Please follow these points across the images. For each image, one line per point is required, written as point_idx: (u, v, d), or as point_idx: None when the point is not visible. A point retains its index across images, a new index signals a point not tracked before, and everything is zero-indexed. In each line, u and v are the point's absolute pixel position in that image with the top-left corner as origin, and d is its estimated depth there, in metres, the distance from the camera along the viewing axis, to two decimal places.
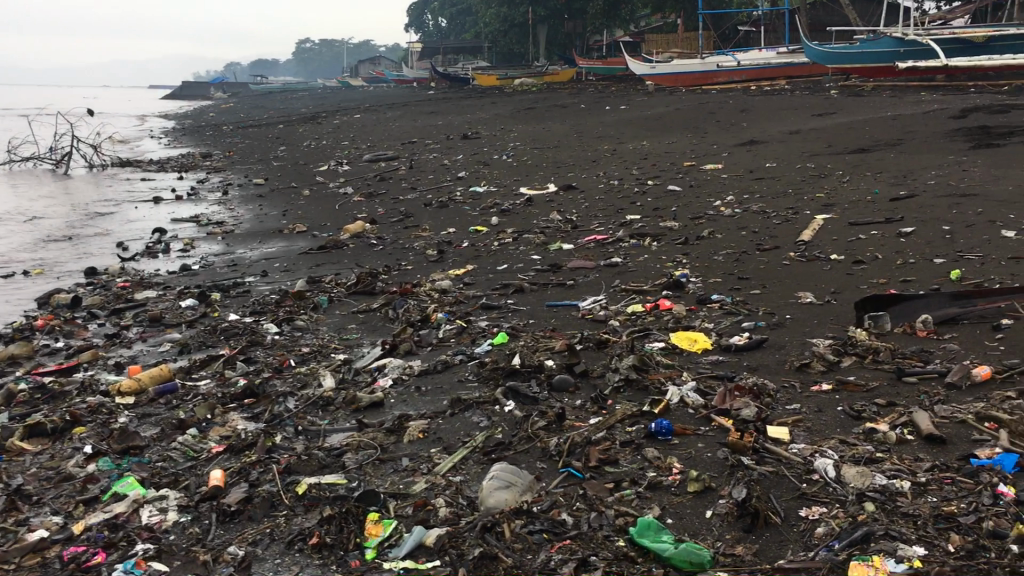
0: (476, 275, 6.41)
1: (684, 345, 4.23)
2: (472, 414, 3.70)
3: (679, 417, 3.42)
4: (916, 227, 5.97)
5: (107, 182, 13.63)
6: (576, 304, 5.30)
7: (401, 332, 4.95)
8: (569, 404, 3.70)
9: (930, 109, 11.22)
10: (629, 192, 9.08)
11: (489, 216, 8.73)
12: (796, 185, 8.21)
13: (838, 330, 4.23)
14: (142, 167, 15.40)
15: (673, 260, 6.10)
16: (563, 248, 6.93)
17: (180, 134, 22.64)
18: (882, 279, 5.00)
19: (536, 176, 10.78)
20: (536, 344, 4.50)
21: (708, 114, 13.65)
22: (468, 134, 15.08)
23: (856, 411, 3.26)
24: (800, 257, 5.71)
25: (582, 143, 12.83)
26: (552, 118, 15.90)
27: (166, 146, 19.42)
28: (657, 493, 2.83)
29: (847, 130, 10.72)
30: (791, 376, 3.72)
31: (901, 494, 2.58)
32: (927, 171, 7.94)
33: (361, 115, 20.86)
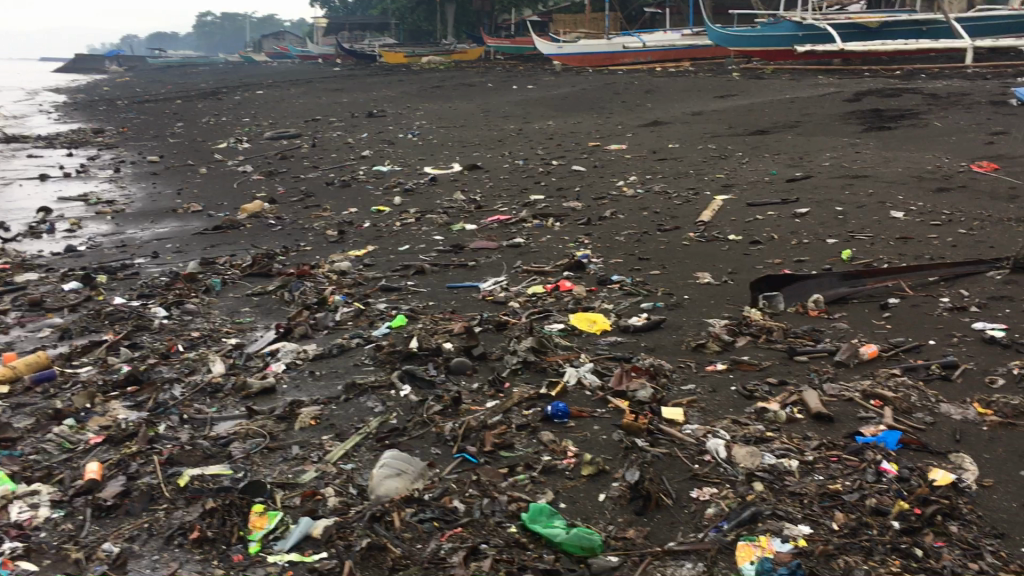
0: (377, 256, 6.30)
1: (583, 327, 4.22)
2: (366, 400, 3.61)
3: (576, 400, 3.40)
4: (810, 208, 6.10)
5: None
6: (477, 285, 5.25)
7: (296, 315, 4.81)
8: (467, 387, 3.65)
9: (826, 93, 11.49)
10: (534, 172, 9.05)
11: (392, 195, 8.59)
12: (697, 166, 8.31)
13: (733, 310, 4.28)
14: (28, 143, 14.68)
15: (575, 241, 6.09)
16: (466, 229, 6.86)
17: (71, 109, 21.68)
18: (777, 259, 5.08)
19: (441, 155, 10.66)
20: (435, 327, 4.43)
21: (614, 94, 13.72)
22: (373, 112, 14.82)
23: (749, 390, 3.30)
24: (699, 237, 5.77)
25: (488, 122, 12.74)
26: (458, 97, 15.76)
27: (56, 122, 18.55)
28: (551, 477, 2.80)
29: (748, 112, 10.91)
30: (687, 357, 3.74)
31: (789, 473, 2.60)
32: (822, 152, 8.13)
33: (263, 91, 20.32)
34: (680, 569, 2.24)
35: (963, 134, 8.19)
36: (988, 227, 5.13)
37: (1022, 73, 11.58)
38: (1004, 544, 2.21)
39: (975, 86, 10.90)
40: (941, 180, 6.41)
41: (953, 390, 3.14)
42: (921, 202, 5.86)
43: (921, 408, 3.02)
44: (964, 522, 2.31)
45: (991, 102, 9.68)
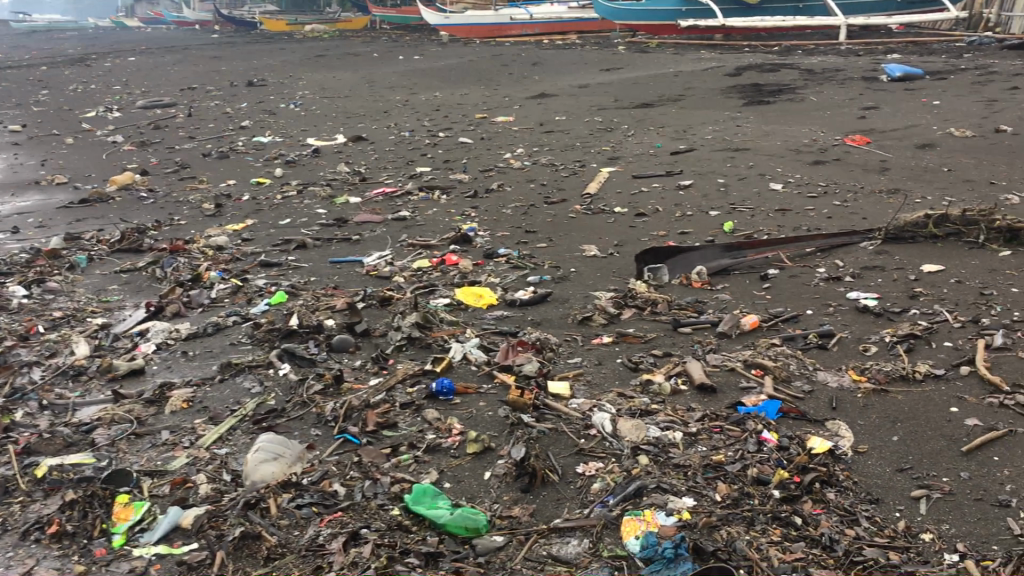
0: (256, 230, 6.07)
1: (470, 301, 4.15)
2: (243, 381, 3.46)
3: (461, 376, 3.33)
4: (693, 180, 6.17)
5: None
6: (360, 259, 5.11)
7: (168, 293, 4.59)
8: (349, 365, 3.54)
9: (708, 67, 11.68)
10: (420, 144, 8.90)
11: (273, 167, 8.31)
12: (583, 138, 8.32)
13: (619, 282, 4.29)
14: None
15: (461, 214, 6.01)
16: (350, 202, 6.69)
17: None
18: (661, 231, 5.12)
19: (324, 126, 10.37)
20: (317, 303, 4.29)
21: (501, 66, 13.62)
22: (253, 81, 14.33)
23: (634, 363, 3.29)
24: (585, 210, 5.77)
25: (373, 93, 12.48)
26: (342, 66, 15.39)
27: None
28: (435, 456, 2.73)
29: (633, 85, 10.99)
30: (573, 330, 3.72)
31: (673, 445, 2.60)
32: (705, 125, 8.25)
33: (136, 58, 19.41)
34: (565, 545, 2.20)
35: (837, 109, 8.44)
36: (861, 199, 5.29)
37: (891, 50, 12.02)
38: (878, 510, 2.26)
39: (848, 62, 11.25)
40: (817, 153, 6.59)
41: (830, 359, 3.21)
42: (799, 175, 6.00)
43: (800, 376, 3.07)
44: (841, 489, 2.34)
45: (863, 78, 10.02)
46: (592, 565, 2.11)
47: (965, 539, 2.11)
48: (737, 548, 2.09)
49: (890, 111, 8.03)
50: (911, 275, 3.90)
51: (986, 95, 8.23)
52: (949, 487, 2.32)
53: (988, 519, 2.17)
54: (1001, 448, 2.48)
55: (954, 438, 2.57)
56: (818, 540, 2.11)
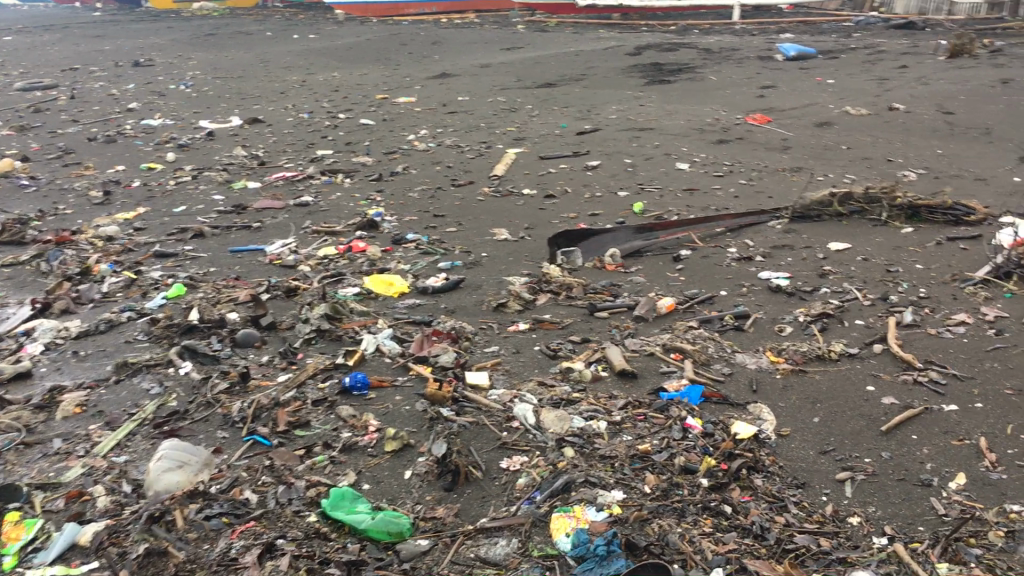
0: (149, 219, 5.79)
1: (380, 290, 4.02)
2: (141, 381, 3.26)
3: (375, 369, 3.22)
4: (600, 161, 6.15)
5: None
6: (262, 248, 4.91)
7: (56, 288, 4.32)
8: (255, 361, 3.37)
9: (608, 46, 11.69)
10: (320, 126, 8.65)
11: (164, 152, 7.96)
12: (487, 119, 8.21)
13: (532, 266, 4.21)
14: None
15: (366, 198, 5.85)
16: (248, 187, 6.44)
17: None
18: (572, 213, 5.08)
19: (218, 108, 10.00)
20: (217, 295, 4.09)
21: (399, 45, 13.37)
22: (140, 61, 13.73)
23: (552, 350, 3.23)
24: (493, 192, 5.68)
25: (268, 73, 12.10)
26: (235, 45, 14.89)
27: None
28: (351, 456, 2.61)
29: (534, 65, 10.93)
30: (488, 317, 3.64)
31: (598, 436, 2.54)
32: (608, 105, 8.24)
33: (13, 37, 18.39)
34: (494, 546, 2.12)
35: (735, 88, 8.54)
36: (766, 177, 5.35)
37: (784, 30, 12.25)
38: (805, 494, 2.25)
39: (744, 42, 11.42)
40: (720, 132, 6.65)
41: (747, 340, 3.21)
42: (704, 154, 6.04)
43: (719, 359, 3.06)
44: (767, 474, 2.33)
45: (759, 57, 10.18)
46: (522, 566, 2.04)
47: (892, 521, 2.12)
48: (669, 542, 2.05)
49: (787, 90, 8.17)
50: (819, 254, 3.95)
51: (877, 73, 8.45)
52: (872, 468, 2.34)
53: (912, 500, 2.19)
54: (918, 427, 2.51)
55: (873, 417, 2.59)
56: (749, 530, 2.09)
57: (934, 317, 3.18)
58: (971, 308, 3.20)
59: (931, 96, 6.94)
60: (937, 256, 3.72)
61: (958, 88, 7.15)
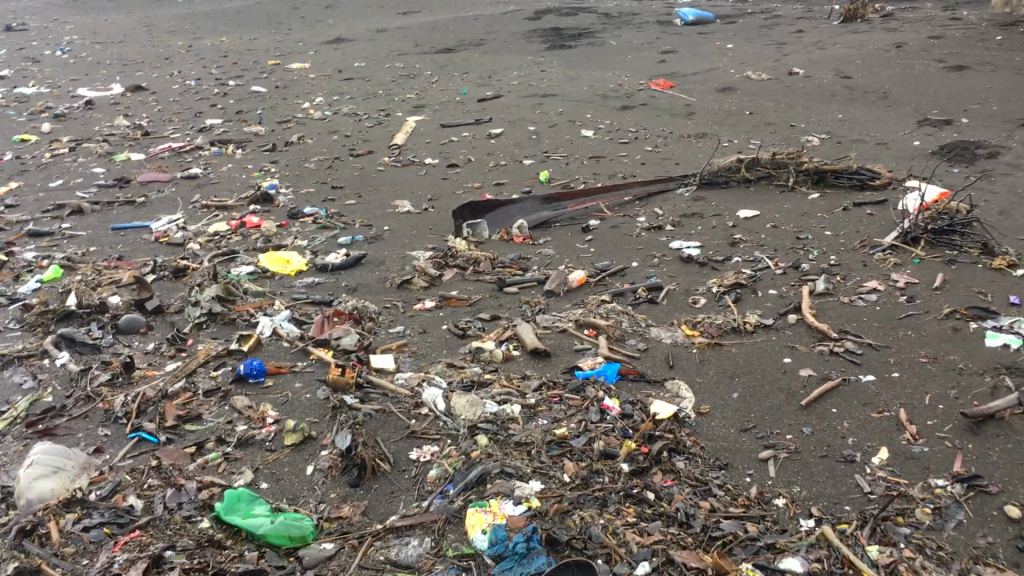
0: (22, 195, 5.38)
1: (276, 268, 3.79)
2: (12, 375, 2.97)
3: (272, 354, 3.01)
4: (503, 128, 5.99)
5: None
6: (147, 224, 4.59)
7: None
8: (140, 349, 3.12)
9: (507, 11, 11.48)
10: (208, 94, 8.23)
11: (38, 122, 7.45)
12: (385, 85, 7.94)
13: (436, 240, 4.04)
14: None
15: (259, 170, 5.56)
16: (131, 159, 6.06)
17: None
18: (476, 183, 4.92)
19: (98, 75, 9.43)
20: (98, 277, 3.79)
21: (291, 9, 12.87)
22: (12, 25, 12.90)
23: (461, 329, 3.09)
24: (394, 162, 5.47)
25: (151, 38, 11.49)
26: (116, 8, 14.11)
27: None
28: (247, 452, 2.42)
29: (432, 29, 10.65)
30: (392, 295, 3.46)
31: (512, 421, 2.42)
32: (509, 71, 8.07)
33: None
34: (405, 548, 1.97)
35: (636, 53, 8.47)
36: (671, 144, 5.29)
37: None
38: (728, 476, 2.17)
39: (643, 6, 11.36)
40: (623, 98, 6.56)
41: (660, 313, 3.13)
42: (608, 121, 5.95)
43: (633, 334, 2.97)
44: (689, 456, 2.24)
45: (658, 22, 10.15)
46: (436, 568, 1.90)
47: (818, 501, 2.05)
48: (592, 535, 1.94)
49: (688, 55, 8.14)
50: (729, 222, 3.89)
51: (774, 38, 8.50)
52: (794, 445, 2.27)
53: (837, 478, 2.13)
54: (838, 399, 2.46)
55: (792, 391, 2.53)
56: (674, 517, 2.00)
57: (846, 284, 3.15)
58: (882, 275, 3.18)
59: (830, 61, 6.99)
60: (845, 223, 3.70)
61: (854, 52, 7.23)
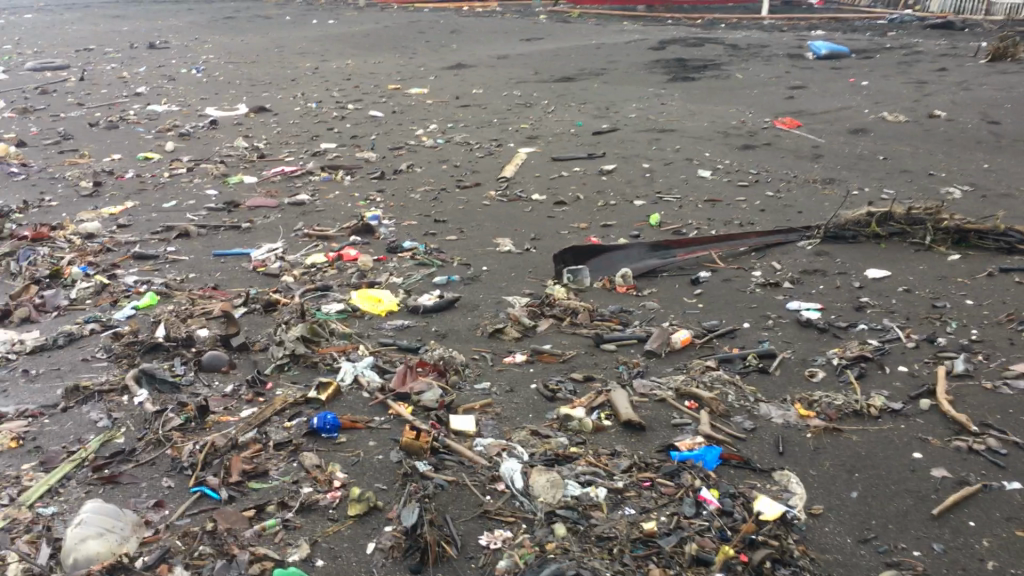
0: (136, 214, 5.44)
1: (367, 308, 3.64)
2: (89, 411, 2.89)
3: (349, 406, 2.85)
4: (617, 164, 5.76)
5: None
6: (248, 252, 4.54)
7: (21, 293, 3.97)
8: (218, 390, 3.00)
9: (632, 40, 11.25)
10: (326, 117, 8.29)
11: (163, 140, 7.62)
12: (500, 114, 7.82)
13: (535, 285, 3.83)
14: None
15: (365, 198, 5.48)
16: (243, 182, 6.08)
17: None
18: (583, 223, 4.69)
19: (225, 94, 9.65)
20: (190, 308, 3.72)
21: (417, 33, 12.97)
22: (155, 43, 13.44)
23: (550, 390, 2.86)
24: (500, 197, 5.30)
25: (280, 59, 11.74)
26: (251, 29, 14.54)
27: None
28: (308, 520, 2.25)
29: (554, 57, 10.51)
30: (482, 345, 3.26)
31: (595, 508, 2.18)
32: (628, 103, 7.84)
33: (32, 13, 18.06)
34: None
35: (763, 88, 8.10)
36: (795, 189, 4.95)
37: (815, 26, 11.76)
38: None
39: (774, 38, 10.94)
40: (746, 136, 6.23)
41: (772, 386, 2.82)
42: (728, 160, 5.64)
43: (740, 410, 2.68)
44: (795, 569, 1.97)
45: (789, 55, 9.74)
46: None
47: None
48: None
49: (818, 91, 7.74)
50: (855, 282, 3.55)
51: (915, 76, 8.00)
52: (921, 565, 1.97)
53: None
54: (977, 510, 2.13)
55: (922, 496, 2.21)
56: None
57: (990, 366, 2.78)
58: None
59: (975, 104, 6.49)
60: (989, 291, 3.32)
61: (1003, 94, 6.70)
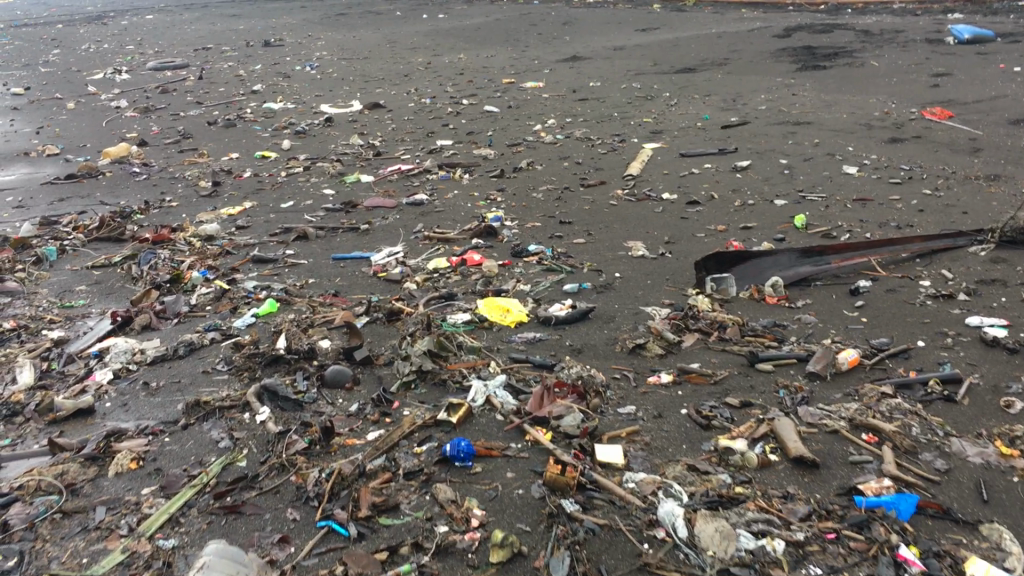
0: (254, 215, 5.37)
1: (495, 319, 3.41)
2: (210, 430, 2.75)
3: (483, 432, 2.63)
4: (751, 160, 5.39)
5: None
6: (368, 255, 4.38)
7: (141, 299, 3.90)
8: (343, 409, 2.82)
9: (754, 27, 10.76)
10: (441, 113, 8.13)
11: (280, 138, 7.60)
12: (620, 108, 7.52)
13: (675, 294, 3.55)
14: None
15: (485, 198, 5.28)
16: (360, 181, 5.95)
17: None
18: (720, 224, 4.37)
19: (340, 91, 9.62)
20: (312, 316, 3.56)
21: (529, 26, 12.73)
22: (270, 40, 13.60)
23: (705, 417, 2.58)
24: (628, 196, 5.01)
25: (393, 55, 11.69)
26: (363, 25, 14.57)
27: None
28: (446, 565, 2.03)
29: (672, 47, 10.12)
30: (622, 363, 3.01)
31: (774, 565, 1.89)
32: (756, 94, 7.42)
33: (154, 13, 18.60)
34: None
35: (903, 75, 7.57)
36: (955, 187, 4.51)
37: (951, 10, 11.04)
38: None
39: (908, 22, 10.30)
40: (892, 128, 5.78)
41: (961, 417, 2.47)
42: (874, 155, 5.21)
43: (929, 446, 2.34)
44: None
45: (927, 40, 9.11)
46: None
47: None
48: None
49: (966, 79, 7.17)
50: None
51: None
52: None
53: None
54: None
55: None
56: None
57: None
58: None
59: None
60: None
61: None
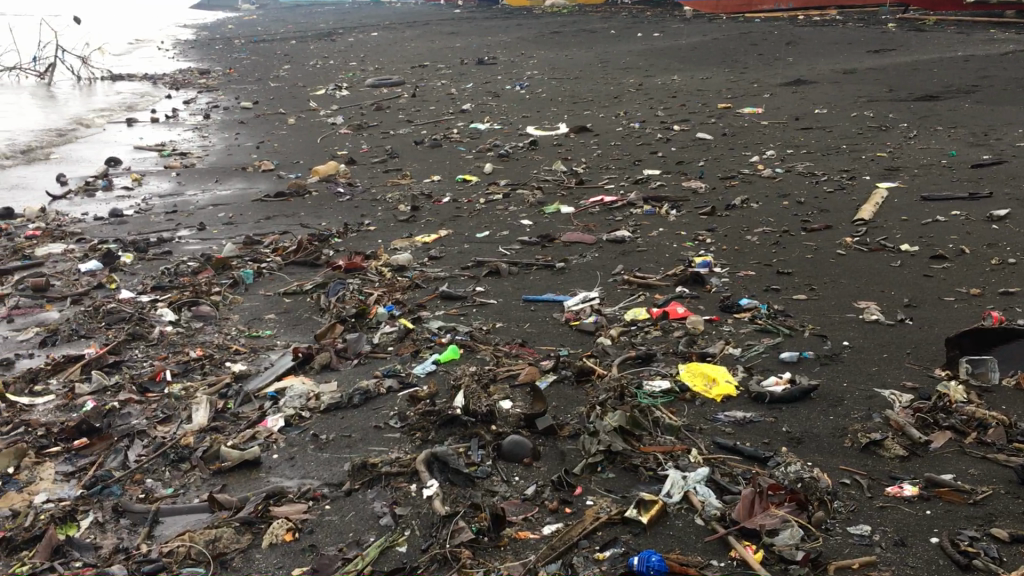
0: (449, 244, 5.16)
1: (697, 390, 2.98)
2: (373, 500, 2.48)
3: (680, 540, 2.20)
4: (1010, 209, 4.63)
5: (95, 99, 12.62)
6: (561, 299, 4.04)
7: (325, 334, 3.74)
8: (519, 491, 2.48)
9: (1008, 51, 9.63)
10: (650, 139, 7.71)
11: (483, 161, 7.44)
12: (849, 139, 6.83)
13: (920, 377, 2.97)
14: (139, 83, 14.33)
15: (693, 239, 4.82)
16: (560, 212, 5.64)
17: (194, 40, 21.36)
18: (974, 288, 3.71)
19: (548, 112, 9.39)
20: (495, 369, 3.25)
21: (749, 46, 12.08)
22: (484, 59, 13.64)
23: (964, 554, 2.03)
24: (858, 245, 4.41)
25: (605, 75, 11.37)
26: (577, 44, 14.36)
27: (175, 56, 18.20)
28: None
29: (911, 72, 9.21)
30: (854, 463, 2.49)
31: None
32: (1012, 128, 6.52)
33: (379, 31, 19.27)
34: None
35: None
36: None
37: None
38: None
39: None
40: None
41: None
42: None
43: None
44: None
45: None
46: None
47: None
48: None
49: None
50: None
51: None
52: None
53: None
54: None
55: None
56: None
57: None
58: None
59: None
60: None
61: None
